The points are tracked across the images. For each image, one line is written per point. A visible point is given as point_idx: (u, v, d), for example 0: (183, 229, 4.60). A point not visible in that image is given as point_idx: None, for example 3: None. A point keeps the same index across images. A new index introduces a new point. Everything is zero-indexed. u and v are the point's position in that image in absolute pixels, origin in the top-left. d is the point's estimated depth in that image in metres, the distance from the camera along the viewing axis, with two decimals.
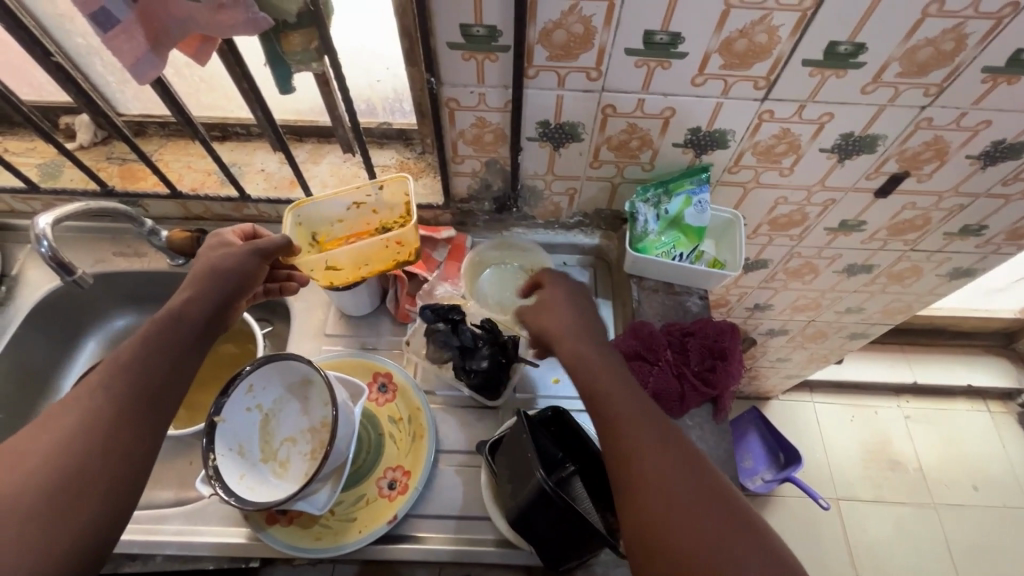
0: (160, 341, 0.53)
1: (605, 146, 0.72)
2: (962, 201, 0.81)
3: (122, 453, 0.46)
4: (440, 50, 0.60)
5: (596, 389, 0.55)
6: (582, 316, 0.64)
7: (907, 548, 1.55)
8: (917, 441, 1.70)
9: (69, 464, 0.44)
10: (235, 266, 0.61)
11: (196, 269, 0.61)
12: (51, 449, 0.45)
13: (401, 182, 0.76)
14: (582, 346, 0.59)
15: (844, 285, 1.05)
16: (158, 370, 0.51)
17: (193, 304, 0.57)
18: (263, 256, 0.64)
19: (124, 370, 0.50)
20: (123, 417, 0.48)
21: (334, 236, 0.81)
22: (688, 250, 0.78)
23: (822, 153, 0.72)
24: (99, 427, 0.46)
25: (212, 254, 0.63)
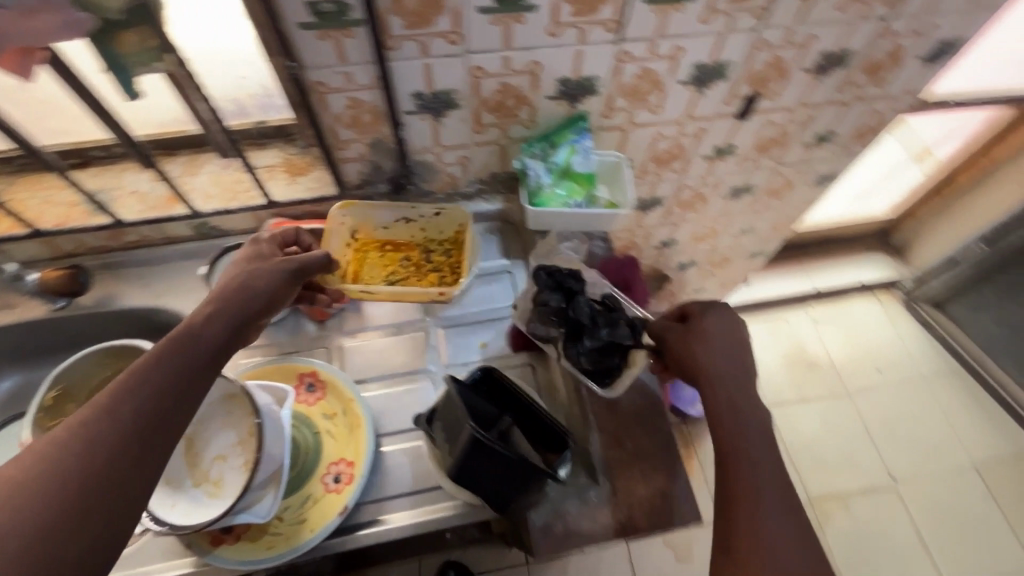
0: (174, 360, 0.50)
1: (484, 109, 0.74)
2: (811, 112, 0.90)
3: (122, 485, 0.43)
4: (291, 32, 0.58)
5: (730, 441, 0.57)
6: (737, 362, 0.64)
7: (833, 435, 1.73)
8: (826, 340, 1.89)
9: (74, 485, 0.41)
10: (263, 283, 0.61)
11: (223, 282, 0.60)
12: (57, 465, 0.42)
13: (461, 211, 0.84)
14: (734, 396, 0.60)
15: (733, 208, 1.14)
16: (171, 396, 0.48)
17: (218, 321, 0.55)
18: (291, 278, 0.64)
19: (131, 388, 0.47)
20: (133, 438, 0.45)
21: (374, 237, 0.85)
22: (583, 197, 0.82)
23: (682, 85, 0.77)
24: (110, 445, 0.44)
25: (241, 269, 0.62)
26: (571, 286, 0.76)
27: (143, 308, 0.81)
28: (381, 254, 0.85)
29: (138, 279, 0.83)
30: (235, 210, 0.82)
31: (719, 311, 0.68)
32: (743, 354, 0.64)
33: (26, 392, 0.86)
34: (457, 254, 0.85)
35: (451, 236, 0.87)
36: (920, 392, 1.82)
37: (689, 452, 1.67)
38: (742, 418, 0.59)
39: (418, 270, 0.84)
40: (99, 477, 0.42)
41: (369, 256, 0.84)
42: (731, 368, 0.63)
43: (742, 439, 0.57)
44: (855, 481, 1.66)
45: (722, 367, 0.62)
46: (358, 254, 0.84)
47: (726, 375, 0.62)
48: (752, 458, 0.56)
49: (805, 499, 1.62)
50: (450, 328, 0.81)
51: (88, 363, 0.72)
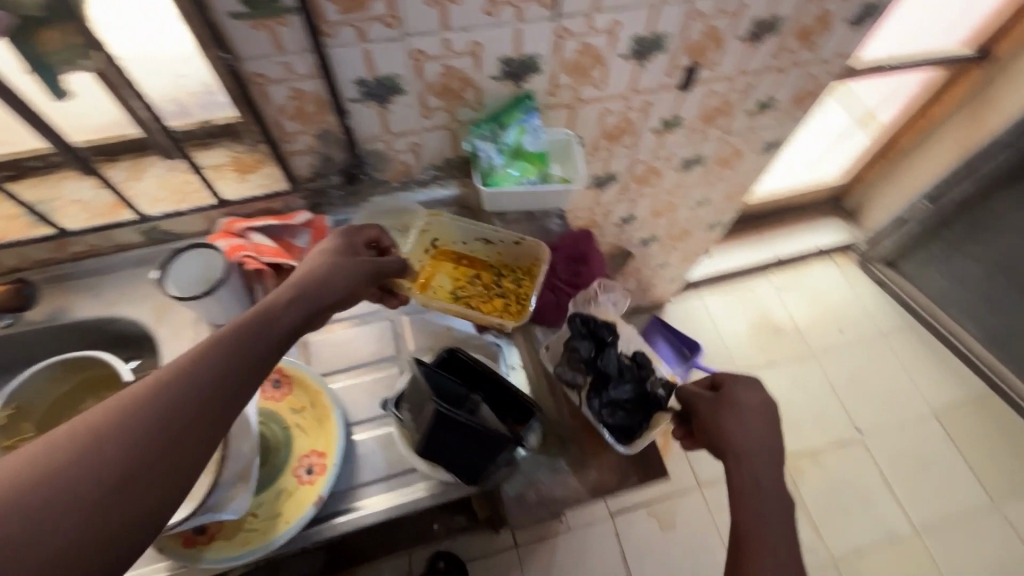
0: (245, 342, 0.47)
1: (429, 93, 0.74)
2: (750, 80, 0.93)
3: (181, 458, 0.40)
4: (223, 22, 0.58)
5: (748, 526, 0.54)
6: (768, 436, 0.60)
7: (801, 395, 1.80)
8: (789, 305, 1.96)
9: (150, 445, 0.39)
10: (342, 278, 0.59)
11: (300, 271, 0.58)
12: (142, 418, 0.39)
13: (538, 244, 0.82)
14: (759, 475, 0.57)
15: (687, 181, 1.17)
16: (235, 379, 0.45)
17: (294, 310, 0.53)
18: (368, 278, 0.63)
19: (198, 361, 0.44)
20: (208, 412, 0.43)
21: (451, 249, 0.87)
22: (536, 176, 0.82)
23: (623, 59, 0.79)
24: (189, 413, 0.41)
25: (324, 260, 0.60)
26: (603, 336, 0.77)
27: (97, 319, 0.79)
28: (455, 267, 0.86)
29: (89, 289, 0.81)
30: (186, 211, 0.80)
31: (753, 384, 0.65)
32: (777, 429, 0.61)
33: None
34: (525, 285, 0.84)
35: (525, 266, 0.85)
36: (879, 348, 1.90)
37: None
38: (762, 500, 0.55)
39: (485, 291, 0.83)
40: (160, 446, 0.39)
41: (444, 269, 0.85)
42: (762, 444, 0.60)
43: (764, 524, 0.53)
44: (824, 437, 1.73)
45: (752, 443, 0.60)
46: (433, 260, 0.86)
47: (755, 451, 0.59)
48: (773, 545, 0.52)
49: None
50: (415, 316, 0.81)
51: (46, 375, 0.71)
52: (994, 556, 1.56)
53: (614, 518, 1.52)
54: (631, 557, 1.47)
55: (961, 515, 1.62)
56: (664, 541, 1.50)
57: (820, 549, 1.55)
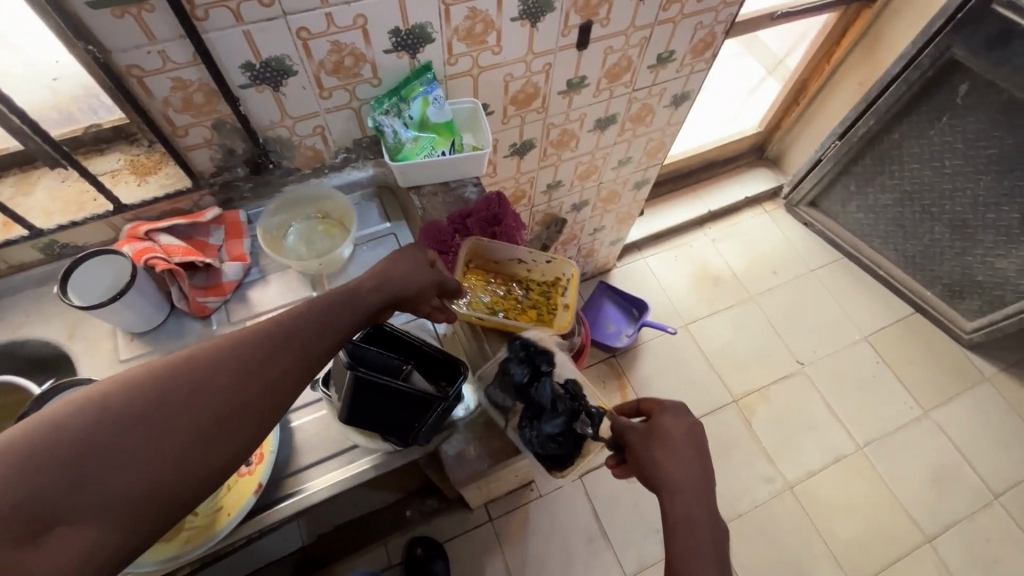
0: (324, 321, 0.55)
1: (322, 73, 0.73)
2: (644, 33, 0.96)
3: (260, 417, 0.48)
4: (80, 12, 0.56)
5: (685, 558, 0.56)
6: (697, 462, 0.63)
7: (745, 337, 1.89)
8: (726, 254, 2.05)
9: (228, 402, 0.47)
10: (418, 280, 0.65)
11: (384, 263, 0.64)
12: (224, 376, 0.47)
13: (569, 264, 0.91)
14: (692, 506, 0.60)
15: (605, 141, 1.20)
16: (310, 356, 0.53)
17: (374, 300, 0.60)
18: (436, 286, 0.68)
19: (285, 329, 0.52)
20: (279, 381, 0.50)
21: (481, 268, 0.93)
22: (447, 146, 0.83)
23: (515, 22, 0.81)
24: (263, 379, 0.49)
25: (399, 260, 0.65)
26: (539, 368, 0.75)
27: (5, 344, 0.75)
28: (486, 286, 0.92)
29: None
30: (81, 221, 0.76)
31: (684, 410, 0.69)
32: (702, 452, 0.65)
33: None
34: (553, 298, 0.93)
35: (550, 281, 0.94)
36: (811, 283, 2.02)
37: (623, 382, 1.77)
38: (696, 530, 0.58)
39: (518, 304, 0.91)
40: (240, 404, 0.47)
41: (479, 284, 0.91)
42: (690, 470, 0.63)
43: (697, 557, 0.56)
44: (770, 374, 1.83)
45: (680, 471, 0.63)
46: (467, 278, 0.91)
47: (686, 482, 0.61)
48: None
49: (730, 399, 1.77)
50: None
51: None
52: (929, 460, 1.70)
53: (583, 479, 1.56)
54: (602, 513, 1.52)
55: (897, 426, 1.75)
56: (633, 494, 1.55)
57: (777, 478, 1.65)
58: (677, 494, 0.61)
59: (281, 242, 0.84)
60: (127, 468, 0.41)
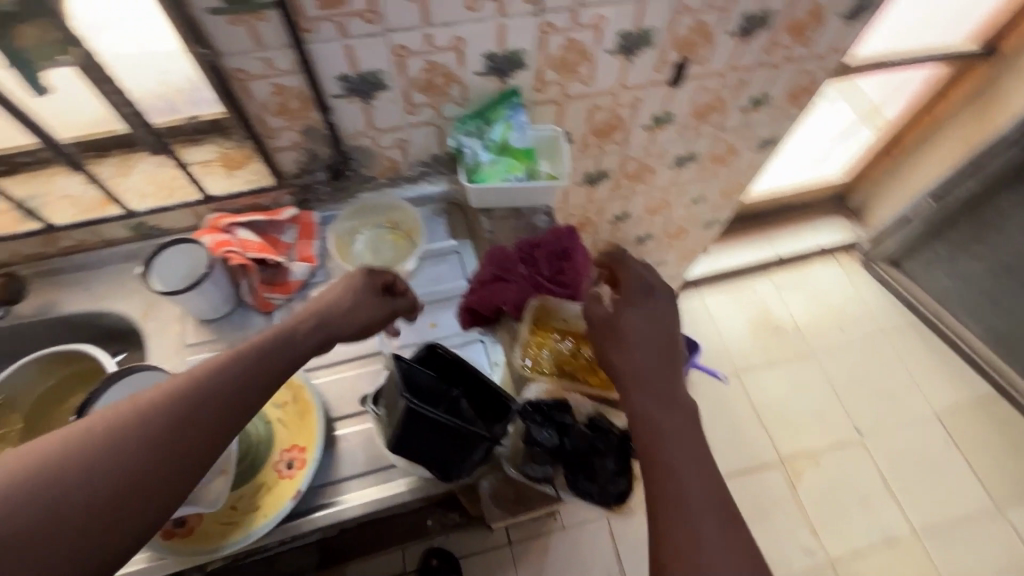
0: (252, 368, 0.51)
1: (413, 90, 0.74)
2: (742, 75, 0.92)
3: (217, 432, 0.47)
4: (201, 18, 0.58)
5: (651, 438, 0.54)
6: (660, 351, 0.61)
7: (801, 395, 1.78)
8: (789, 304, 1.94)
9: (181, 418, 0.46)
10: (361, 315, 0.62)
11: (325, 299, 0.61)
12: (174, 397, 0.47)
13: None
14: (652, 395, 0.57)
15: (681, 178, 1.16)
16: (227, 414, 0.49)
17: (305, 343, 0.56)
18: (379, 320, 0.64)
19: (197, 392, 0.48)
20: (232, 397, 0.49)
21: (550, 323, 0.79)
22: (523, 172, 0.81)
23: (610, 55, 0.79)
24: (217, 395, 0.48)
25: (336, 293, 0.62)
26: (561, 418, 0.68)
27: (85, 314, 0.80)
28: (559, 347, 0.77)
29: (78, 284, 0.81)
30: (172, 207, 0.80)
31: (654, 292, 0.64)
32: (667, 340, 0.62)
33: None
34: None
35: None
36: (879, 346, 1.88)
37: None
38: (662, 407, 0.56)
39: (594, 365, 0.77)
40: (192, 423, 0.46)
41: (550, 344, 0.77)
42: (660, 368, 0.59)
43: (672, 458, 0.52)
44: (824, 438, 1.71)
45: (652, 371, 0.59)
46: (535, 339, 0.77)
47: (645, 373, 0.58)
48: (685, 478, 0.50)
49: (776, 458, 1.67)
50: None
51: (32, 372, 0.73)
52: (995, 561, 1.54)
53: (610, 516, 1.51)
54: (625, 557, 1.47)
55: (962, 517, 1.60)
56: None
57: (817, 550, 1.54)
58: (647, 395, 0.57)
59: (348, 247, 0.85)
60: (26, 550, 0.38)
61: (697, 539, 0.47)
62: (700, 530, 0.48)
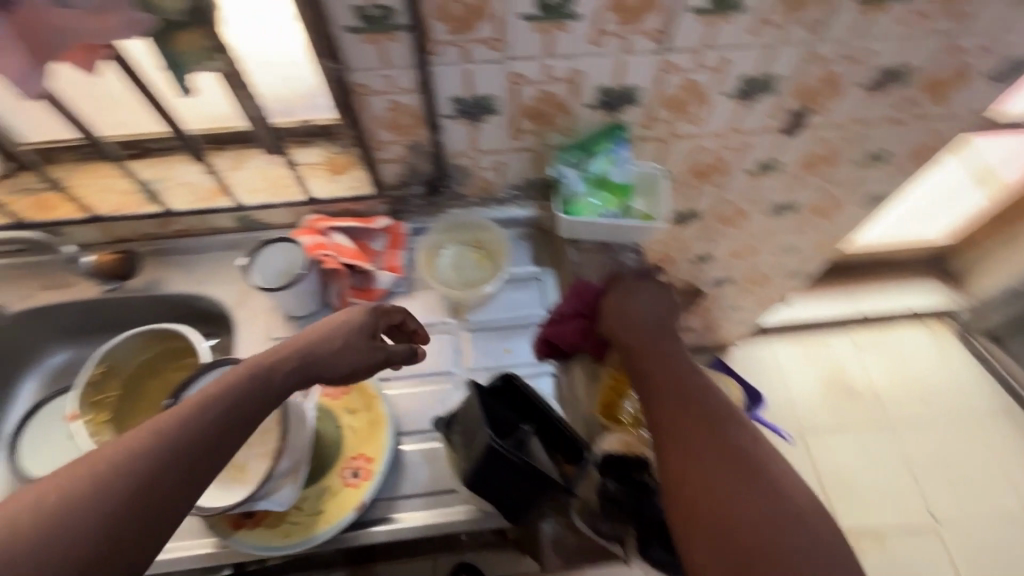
0: (237, 401, 0.54)
1: (521, 116, 0.73)
2: (865, 129, 0.86)
3: (204, 461, 0.50)
4: (338, 34, 0.60)
5: (653, 397, 0.64)
6: (652, 319, 0.72)
7: (871, 467, 1.65)
8: (868, 366, 1.80)
9: (169, 452, 0.49)
10: (347, 359, 0.63)
11: (313, 337, 0.62)
12: (163, 434, 0.49)
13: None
14: (652, 359, 0.67)
15: (775, 226, 1.10)
16: (191, 458, 0.49)
17: (281, 384, 0.58)
18: (368, 361, 0.65)
19: (171, 436, 0.49)
20: (220, 427, 0.52)
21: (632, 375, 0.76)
22: (617, 209, 0.80)
23: (727, 98, 0.75)
24: (205, 427, 0.51)
25: (322, 335, 0.62)
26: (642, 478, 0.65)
27: (185, 294, 0.85)
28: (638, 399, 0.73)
29: (182, 265, 0.86)
30: (277, 204, 0.83)
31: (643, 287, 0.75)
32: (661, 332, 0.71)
33: (75, 366, 0.89)
34: None
35: None
36: (968, 426, 1.71)
37: None
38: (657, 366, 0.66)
39: None
40: (181, 455, 0.49)
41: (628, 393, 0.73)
42: (661, 361, 0.67)
43: (682, 451, 0.58)
44: (893, 519, 1.57)
45: (650, 367, 0.67)
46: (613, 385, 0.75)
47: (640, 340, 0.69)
48: (700, 465, 0.56)
49: None
50: (475, 331, 0.82)
51: (135, 342, 0.78)
52: None
53: None
54: None
55: None
56: None
57: None
58: (655, 394, 0.64)
59: (434, 259, 0.85)
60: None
61: (712, 488, 0.55)
62: (727, 501, 0.53)
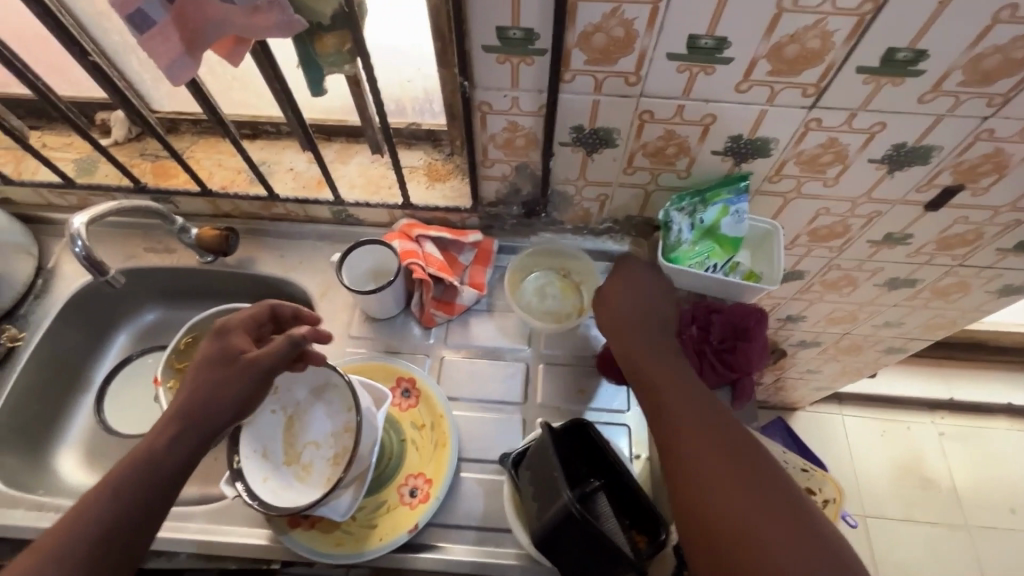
0: (146, 465, 0.52)
1: (640, 153, 0.69)
2: (1020, 216, 0.76)
3: (135, 525, 0.50)
4: (474, 52, 0.58)
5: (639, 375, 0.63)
6: (646, 295, 0.70)
7: (937, 569, 1.50)
8: (951, 458, 1.63)
9: (96, 532, 0.49)
10: (234, 387, 0.57)
11: (189, 385, 0.57)
12: (80, 519, 0.49)
13: (834, 484, 0.67)
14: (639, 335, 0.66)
15: (884, 298, 1.00)
16: (119, 534, 0.50)
17: (182, 440, 0.54)
18: (263, 376, 0.58)
19: (90, 518, 0.49)
20: (140, 489, 0.51)
21: None
22: (722, 261, 0.74)
23: (871, 163, 0.68)
24: (123, 498, 0.50)
25: (200, 375, 0.57)
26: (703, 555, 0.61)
27: (274, 277, 0.86)
28: None
29: (275, 248, 0.88)
30: (374, 204, 0.82)
31: (641, 279, 0.72)
32: (660, 330, 0.67)
33: (163, 326, 0.93)
34: None
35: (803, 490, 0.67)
36: None
37: None
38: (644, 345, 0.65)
39: None
40: (109, 530, 0.49)
41: None
42: (645, 338, 0.66)
43: (692, 465, 0.53)
44: None
45: (632, 348, 0.65)
46: None
47: (629, 316, 0.68)
48: (688, 450, 0.54)
49: None
50: (550, 365, 0.79)
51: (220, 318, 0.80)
52: None
53: None
54: None
55: None
56: None
57: None
58: (635, 373, 0.63)
59: (519, 282, 0.83)
60: None
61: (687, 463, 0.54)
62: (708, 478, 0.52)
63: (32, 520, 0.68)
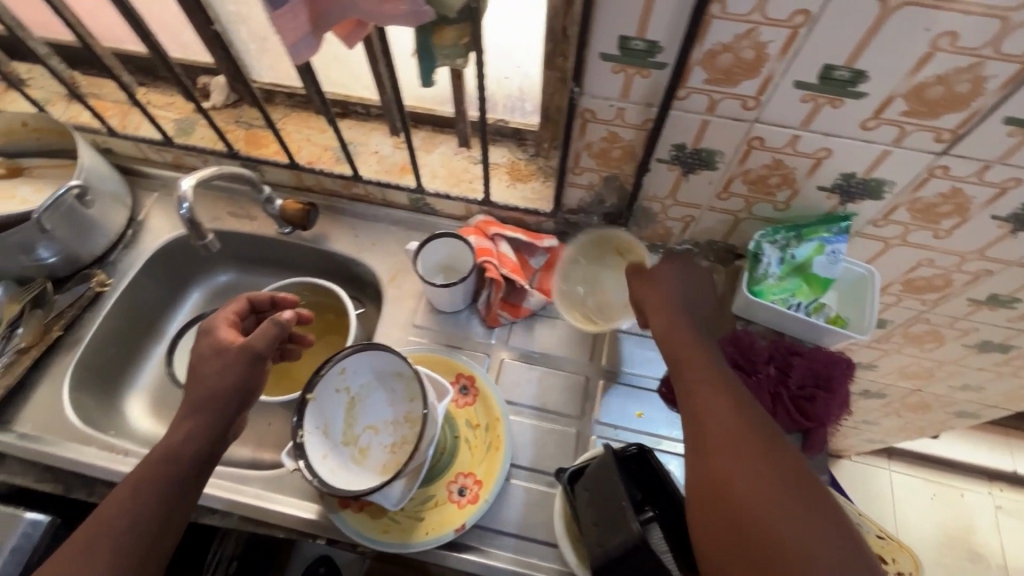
0: (167, 456, 0.55)
1: (739, 179, 0.66)
2: None
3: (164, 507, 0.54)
4: (591, 59, 0.56)
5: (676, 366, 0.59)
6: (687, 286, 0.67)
7: None
8: (1005, 535, 1.52)
9: (129, 517, 0.52)
10: (232, 373, 0.60)
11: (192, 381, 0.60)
12: (115, 509, 0.52)
13: (910, 555, 0.64)
14: (677, 323, 0.63)
15: (968, 360, 0.93)
16: (150, 516, 0.53)
17: (195, 427, 0.57)
18: (256, 359, 0.61)
19: (124, 506, 0.53)
20: (165, 476, 0.55)
21: None
22: (808, 300, 0.70)
23: (993, 220, 0.63)
24: (149, 486, 0.54)
25: (200, 371, 0.60)
26: None
27: (345, 255, 0.88)
28: None
29: (349, 227, 0.89)
30: (454, 196, 0.82)
31: (680, 262, 0.69)
32: (693, 315, 0.65)
33: (233, 288, 0.97)
34: None
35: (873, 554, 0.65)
36: None
37: None
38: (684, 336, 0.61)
39: None
40: (142, 513, 0.53)
41: None
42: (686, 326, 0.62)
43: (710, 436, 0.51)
44: None
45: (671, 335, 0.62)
46: None
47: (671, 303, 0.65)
48: (722, 442, 0.50)
49: None
50: (611, 382, 0.77)
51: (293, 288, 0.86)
52: None
53: None
54: None
55: None
56: None
57: None
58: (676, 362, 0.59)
59: None
60: None
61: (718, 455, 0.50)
62: (739, 473, 0.48)
63: (102, 459, 0.71)
